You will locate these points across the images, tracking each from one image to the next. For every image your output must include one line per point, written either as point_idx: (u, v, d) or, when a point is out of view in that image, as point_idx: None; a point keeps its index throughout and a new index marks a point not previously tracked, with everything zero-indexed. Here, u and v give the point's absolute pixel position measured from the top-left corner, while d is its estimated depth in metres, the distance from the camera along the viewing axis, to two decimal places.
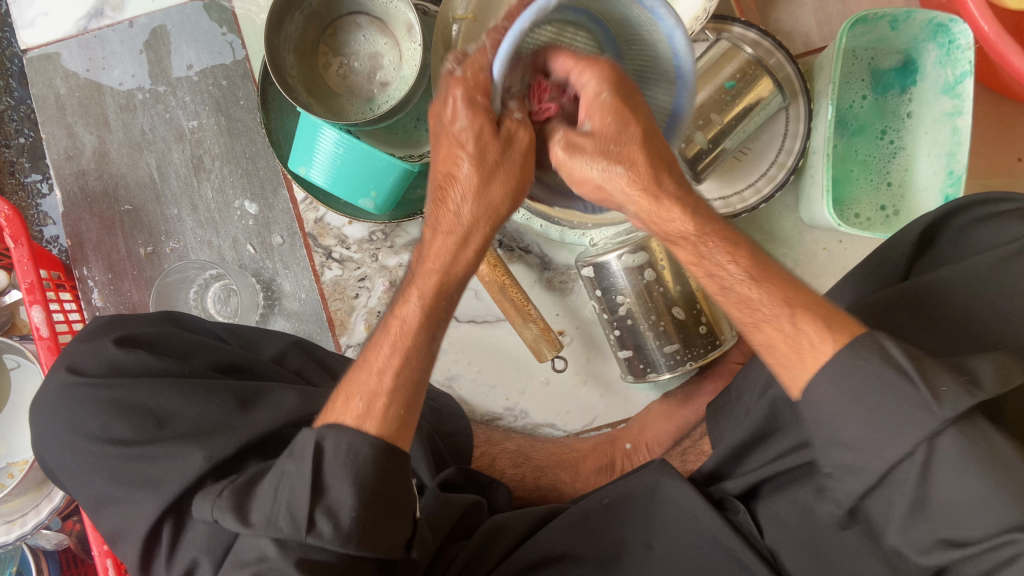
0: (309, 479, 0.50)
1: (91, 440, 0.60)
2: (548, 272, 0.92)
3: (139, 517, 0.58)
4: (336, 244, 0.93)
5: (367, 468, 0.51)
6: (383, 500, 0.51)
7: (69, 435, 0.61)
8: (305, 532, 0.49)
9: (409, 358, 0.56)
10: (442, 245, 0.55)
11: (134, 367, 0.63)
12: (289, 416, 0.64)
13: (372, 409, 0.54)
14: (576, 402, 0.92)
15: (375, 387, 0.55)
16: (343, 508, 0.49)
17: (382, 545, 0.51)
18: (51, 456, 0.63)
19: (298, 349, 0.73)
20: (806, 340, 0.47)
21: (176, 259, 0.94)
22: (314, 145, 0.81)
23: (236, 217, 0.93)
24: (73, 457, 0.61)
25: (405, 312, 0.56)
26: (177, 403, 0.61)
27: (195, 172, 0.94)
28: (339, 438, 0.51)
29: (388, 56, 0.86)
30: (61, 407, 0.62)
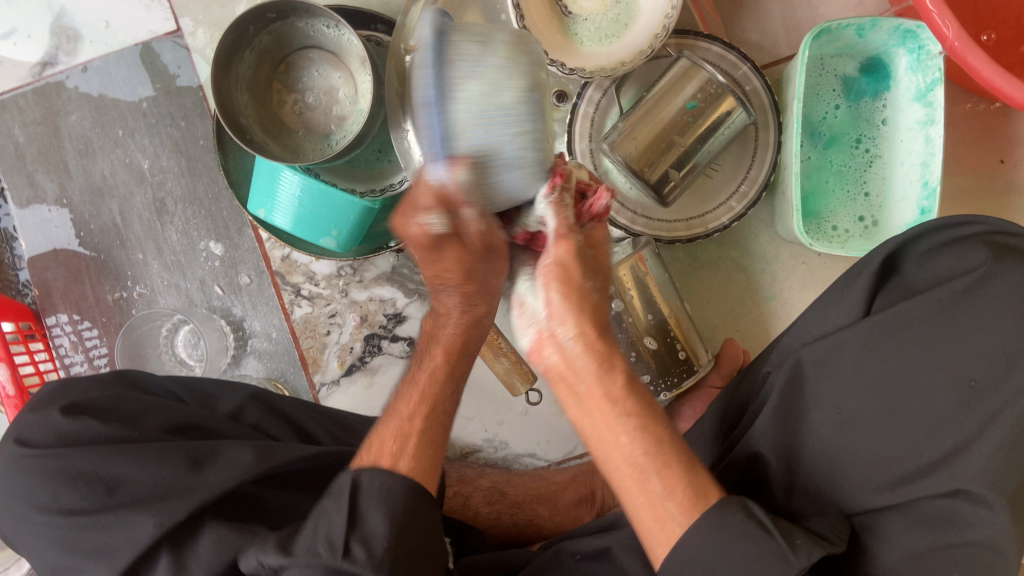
0: (346, 512, 0.51)
1: (42, 512, 0.58)
2: None
3: None
4: (305, 281, 0.91)
5: (400, 492, 0.53)
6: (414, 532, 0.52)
7: (19, 506, 0.60)
8: (340, 556, 0.49)
9: (432, 415, 0.59)
10: (435, 368, 0.61)
11: (81, 435, 0.61)
12: (244, 473, 0.61)
13: (404, 449, 0.56)
14: (557, 432, 0.90)
15: (406, 429, 0.57)
16: (379, 533, 0.50)
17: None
18: (10, 533, 0.61)
19: (257, 401, 0.71)
20: (672, 496, 0.48)
21: (144, 304, 0.93)
22: (272, 188, 0.79)
23: (202, 258, 0.92)
24: (26, 528, 0.60)
25: (406, 408, 0.59)
26: (127, 469, 0.59)
27: (158, 215, 0.92)
28: (375, 473, 0.53)
29: (344, 90, 0.84)
30: (11, 482, 0.60)
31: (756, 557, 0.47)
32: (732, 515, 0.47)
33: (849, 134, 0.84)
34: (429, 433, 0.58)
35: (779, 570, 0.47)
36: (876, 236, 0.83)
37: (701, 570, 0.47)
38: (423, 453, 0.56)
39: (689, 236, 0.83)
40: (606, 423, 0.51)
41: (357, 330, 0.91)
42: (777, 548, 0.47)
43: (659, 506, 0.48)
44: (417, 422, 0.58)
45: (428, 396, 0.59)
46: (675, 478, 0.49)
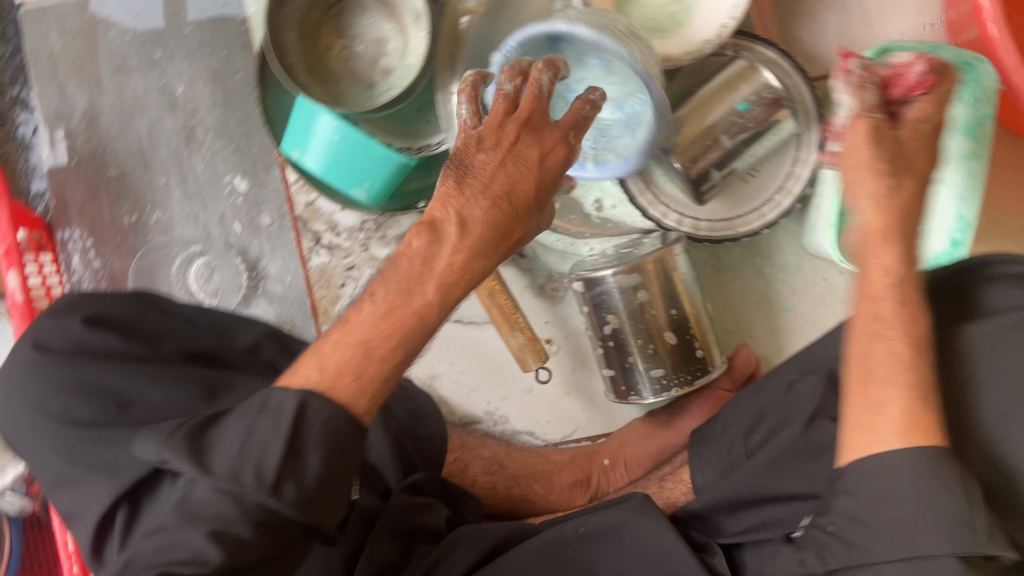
0: (282, 437, 0.44)
1: (50, 420, 0.57)
2: (542, 279, 0.91)
3: (93, 502, 0.52)
4: (326, 230, 0.90)
5: (344, 428, 0.46)
6: (336, 472, 0.46)
7: (27, 413, 0.58)
8: (269, 491, 0.43)
9: (402, 339, 0.48)
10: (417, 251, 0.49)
11: (100, 350, 0.60)
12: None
13: (337, 376, 0.47)
14: (558, 413, 0.91)
15: (354, 345, 0.47)
16: (311, 473, 0.44)
17: (325, 521, 0.46)
18: (14, 439, 0.60)
19: (274, 340, 0.71)
20: (881, 415, 0.48)
21: (160, 231, 0.91)
22: (308, 131, 0.78)
23: (225, 193, 0.91)
24: (28, 437, 0.58)
25: (364, 312, 0.48)
26: (143, 387, 0.59)
27: (186, 143, 0.91)
28: (324, 403, 0.46)
29: (394, 43, 0.84)
30: (22, 386, 0.59)
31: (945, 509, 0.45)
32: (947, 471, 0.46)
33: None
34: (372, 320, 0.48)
35: (959, 538, 0.45)
36: None
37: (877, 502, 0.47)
38: (365, 399, 0.47)
39: (718, 237, 0.83)
40: (882, 345, 0.51)
41: None
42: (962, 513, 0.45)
43: (878, 415, 0.49)
44: (372, 349, 0.47)
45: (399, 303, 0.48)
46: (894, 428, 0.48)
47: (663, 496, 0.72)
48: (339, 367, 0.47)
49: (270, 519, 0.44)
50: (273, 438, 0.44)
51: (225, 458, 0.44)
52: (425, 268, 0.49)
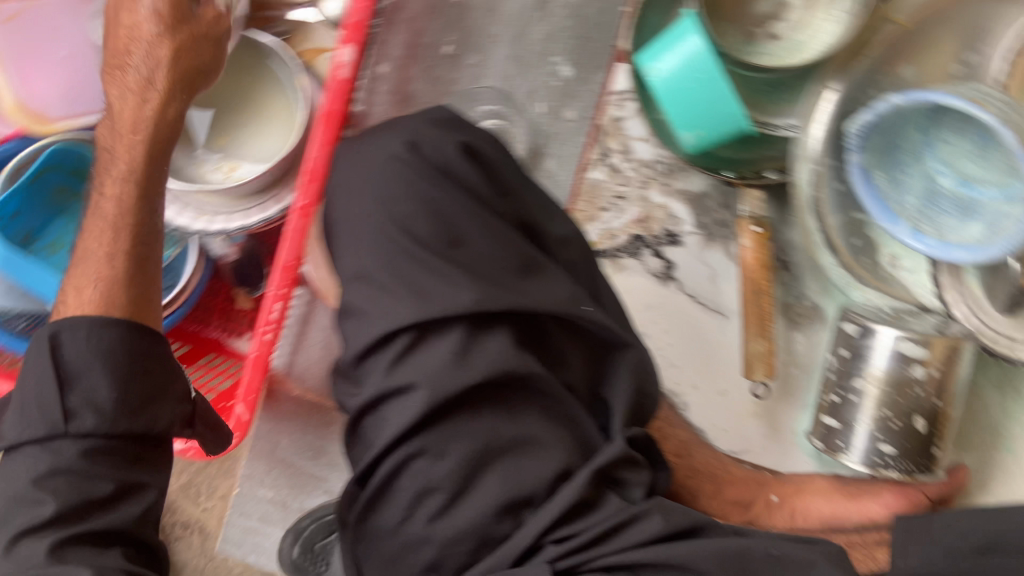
0: (54, 374, 0.58)
1: (389, 219, 0.58)
2: (792, 299, 0.88)
3: (392, 316, 0.56)
4: (619, 151, 0.89)
5: (118, 348, 0.61)
6: (140, 385, 0.61)
7: (370, 201, 0.59)
8: (65, 425, 0.58)
9: (124, 216, 0.67)
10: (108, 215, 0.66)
11: (454, 169, 0.58)
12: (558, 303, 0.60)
13: (113, 261, 0.65)
14: (738, 426, 0.89)
15: (109, 217, 0.66)
16: (86, 426, 0.58)
17: (155, 426, 0.62)
18: (330, 202, 0.62)
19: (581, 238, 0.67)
20: None
21: (471, 76, 0.89)
22: (677, 44, 0.77)
23: (547, 71, 0.89)
24: (360, 223, 0.59)
25: (114, 186, 0.67)
26: (477, 233, 0.59)
27: (537, 7, 0.89)
28: (72, 335, 0.60)
29: (794, 15, 0.80)
30: (376, 171, 0.60)
31: None
32: None
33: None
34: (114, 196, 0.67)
35: None
36: None
37: None
38: (88, 289, 0.64)
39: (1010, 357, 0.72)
40: None
41: (632, 225, 0.90)
42: None
43: None
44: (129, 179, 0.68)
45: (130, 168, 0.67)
46: None
47: None
48: (92, 290, 0.63)
49: (98, 444, 0.59)
50: (119, 356, 0.61)
51: (96, 389, 0.59)
52: (120, 125, 0.68)
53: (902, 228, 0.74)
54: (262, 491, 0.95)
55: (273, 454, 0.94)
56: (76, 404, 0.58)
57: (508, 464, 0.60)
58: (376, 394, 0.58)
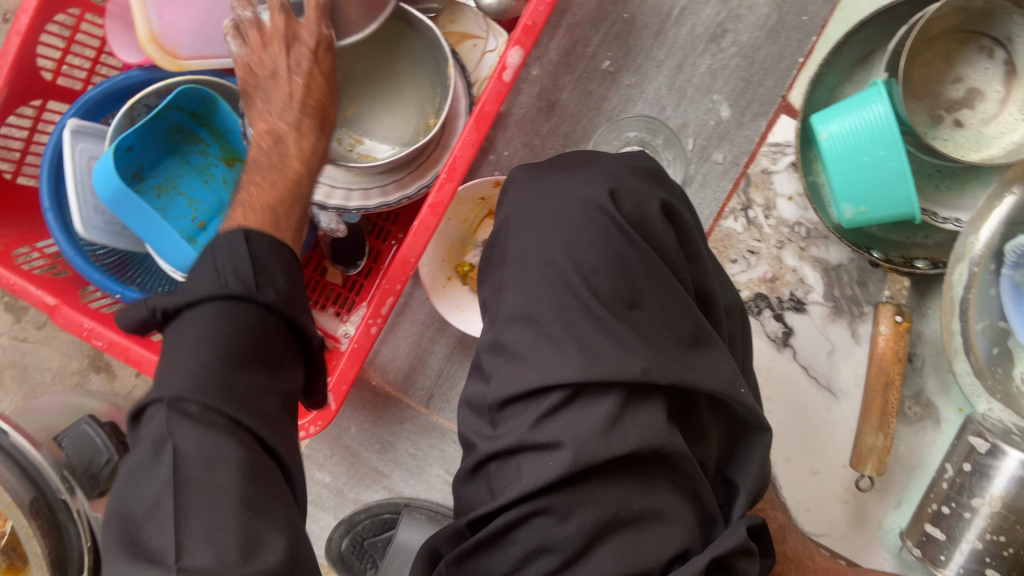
0: (247, 255, 0.48)
1: (568, 260, 0.55)
2: (908, 393, 0.83)
3: (556, 369, 0.52)
4: (761, 205, 0.85)
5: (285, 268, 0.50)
6: (299, 283, 0.51)
7: (550, 235, 0.56)
8: (250, 288, 0.47)
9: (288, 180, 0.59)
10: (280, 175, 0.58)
11: (641, 228, 0.56)
12: (726, 386, 0.55)
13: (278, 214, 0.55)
14: (823, 509, 0.85)
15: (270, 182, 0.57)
16: (273, 289, 0.48)
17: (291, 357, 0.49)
18: (504, 230, 0.59)
19: (740, 314, 0.63)
20: None
21: (624, 97, 0.84)
22: (858, 111, 0.73)
23: (705, 107, 0.84)
24: (535, 254, 0.56)
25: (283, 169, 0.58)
26: (656, 295, 0.55)
27: (708, 39, 0.84)
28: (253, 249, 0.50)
29: (985, 106, 0.76)
30: (563, 205, 0.57)
31: None
32: None
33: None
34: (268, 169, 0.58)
35: None
36: None
37: None
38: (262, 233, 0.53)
39: None
40: None
41: (758, 282, 0.85)
42: None
43: None
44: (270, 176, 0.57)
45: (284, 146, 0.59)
46: None
47: None
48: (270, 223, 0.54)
49: (255, 318, 0.47)
50: (280, 269, 0.50)
51: (278, 276, 0.49)
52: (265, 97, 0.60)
53: None
54: (317, 476, 0.92)
55: (337, 441, 0.91)
56: (263, 279, 0.48)
57: (641, 544, 0.56)
58: (512, 444, 0.54)
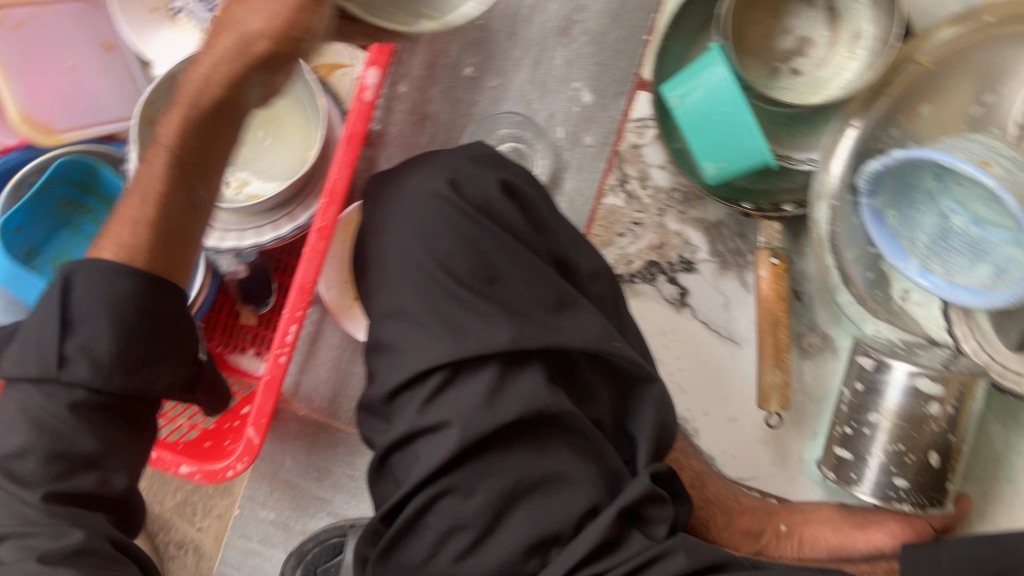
0: (57, 317, 0.51)
1: (425, 254, 0.58)
2: (804, 328, 0.88)
3: (425, 354, 0.56)
4: (636, 178, 0.89)
5: (125, 296, 0.52)
6: (145, 337, 0.53)
7: (406, 234, 0.60)
8: (55, 367, 0.50)
9: (166, 196, 0.55)
10: (154, 175, 0.54)
11: (489, 211, 0.60)
12: (595, 340, 0.58)
13: (130, 238, 0.54)
14: (747, 455, 0.90)
15: (134, 217, 0.54)
16: (101, 352, 0.51)
17: (148, 381, 0.53)
18: (368, 236, 0.62)
19: (609, 278, 0.68)
20: None
21: (491, 99, 0.89)
22: (695, 75, 0.78)
23: (566, 96, 0.89)
24: (394, 258, 0.60)
25: (154, 161, 0.55)
26: (516, 270, 0.59)
27: (558, 31, 0.88)
28: (87, 278, 0.52)
29: (817, 51, 0.81)
30: (415, 204, 0.60)
31: None
32: None
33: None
34: (156, 186, 0.54)
35: None
36: None
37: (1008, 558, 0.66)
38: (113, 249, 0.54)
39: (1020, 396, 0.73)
40: None
41: (647, 251, 0.89)
42: None
43: None
44: (137, 214, 0.54)
45: (188, 157, 0.54)
46: None
47: None
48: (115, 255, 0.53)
49: (88, 399, 0.51)
50: (127, 310, 0.52)
51: (97, 343, 0.51)
52: (144, 173, 0.55)
53: (912, 266, 0.76)
54: (263, 512, 0.94)
55: (276, 475, 0.94)
56: (75, 352, 0.51)
57: (541, 509, 0.59)
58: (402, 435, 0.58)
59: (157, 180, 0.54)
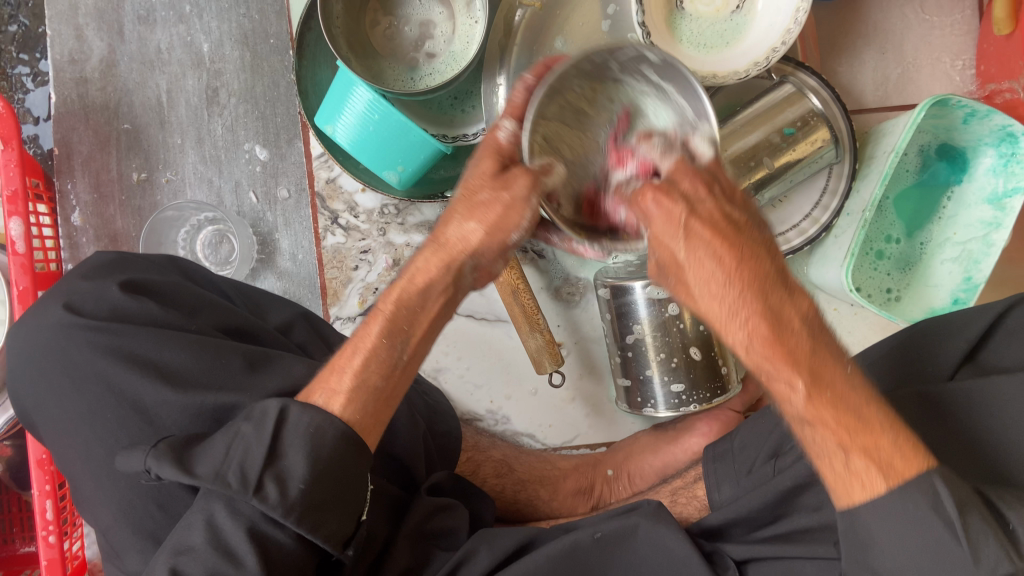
0: (266, 443, 0.49)
1: (90, 384, 0.56)
2: (558, 281, 0.89)
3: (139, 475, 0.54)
4: (344, 210, 0.88)
5: (323, 444, 0.50)
6: (335, 480, 0.50)
7: (62, 377, 0.57)
8: (251, 491, 0.48)
9: (396, 343, 0.55)
10: (375, 340, 0.55)
11: (135, 314, 0.58)
12: (298, 382, 0.58)
13: (343, 391, 0.53)
14: (560, 417, 0.90)
15: (335, 382, 0.54)
16: (294, 474, 0.49)
17: (321, 529, 0.49)
18: (31, 405, 0.59)
19: (306, 322, 0.69)
20: (886, 456, 0.45)
21: (171, 192, 0.88)
22: (344, 101, 0.76)
23: (243, 159, 0.88)
24: (62, 402, 0.57)
25: (371, 327, 0.55)
26: (183, 356, 0.56)
27: (207, 104, 0.88)
28: (302, 410, 0.51)
29: (441, 27, 0.81)
30: (53, 349, 0.57)
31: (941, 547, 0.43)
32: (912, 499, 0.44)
33: (889, 242, 0.88)
34: (380, 365, 0.54)
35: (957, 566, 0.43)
36: (895, 309, 0.87)
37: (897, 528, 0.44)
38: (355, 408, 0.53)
39: None
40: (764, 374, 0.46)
41: (386, 273, 0.88)
42: (952, 545, 0.43)
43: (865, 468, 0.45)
44: (373, 383, 0.54)
45: (401, 325, 0.55)
46: (872, 454, 0.45)
47: (675, 510, 0.73)
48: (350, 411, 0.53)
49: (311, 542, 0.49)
50: (324, 453, 0.50)
51: (291, 469, 0.49)
52: (360, 340, 0.55)
53: None
54: None
55: None
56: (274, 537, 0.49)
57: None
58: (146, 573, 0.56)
59: (384, 362, 0.55)
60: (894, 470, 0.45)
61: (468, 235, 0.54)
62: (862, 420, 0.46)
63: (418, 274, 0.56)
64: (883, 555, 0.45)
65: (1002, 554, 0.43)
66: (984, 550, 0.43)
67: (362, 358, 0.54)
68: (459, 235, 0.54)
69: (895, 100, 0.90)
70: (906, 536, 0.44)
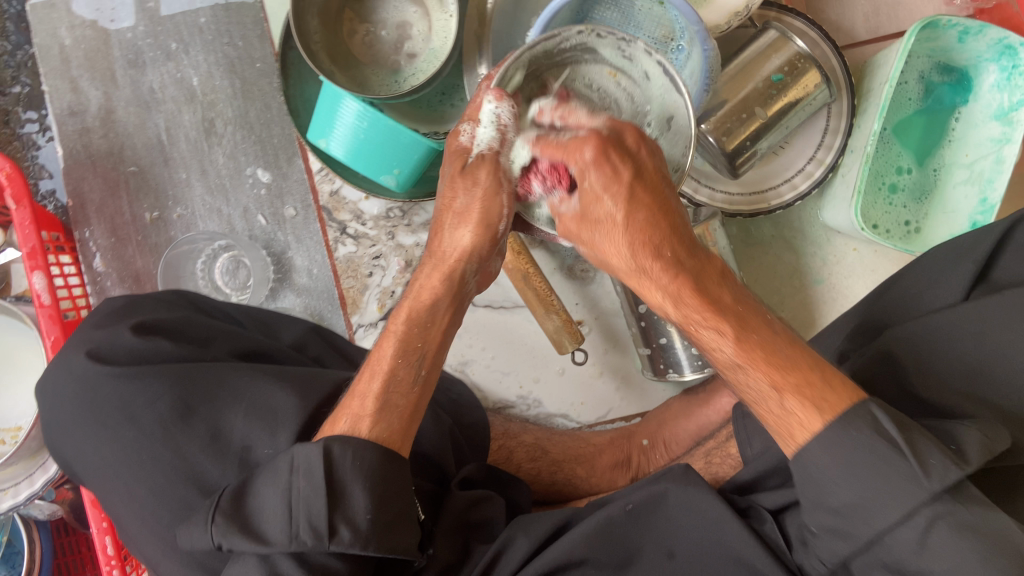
0: (323, 490, 0.48)
1: (116, 429, 0.58)
2: (570, 260, 0.89)
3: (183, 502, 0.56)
4: (351, 219, 0.88)
5: (373, 469, 0.50)
6: (389, 496, 0.50)
7: (92, 424, 0.59)
8: (327, 540, 0.47)
9: (409, 359, 0.57)
10: (394, 366, 0.57)
11: (153, 354, 0.60)
12: (316, 396, 0.59)
13: (357, 428, 0.53)
14: (591, 394, 0.90)
15: (358, 410, 0.54)
16: (360, 512, 0.48)
17: (397, 546, 0.50)
18: (70, 455, 0.61)
19: (318, 336, 0.72)
20: (795, 418, 0.48)
21: (184, 227, 0.90)
22: (334, 115, 0.75)
23: (247, 184, 0.89)
24: (94, 450, 0.59)
25: (385, 346, 0.58)
26: (205, 386, 0.58)
27: (205, 136, 0.90)
28: (344, 447, 0.50)
29: (417, 27, 0.82)
30: (81, 397, 0.60)
31: (876, 471, 0.44)
32: (853, 427, 0.45)
33: (901, 174, 0.86)
34: (403, 382, 0.56)
35: (908, 494, 0.43)
36: (914, 243, 0.85)
37: (824, 483, 0.46)
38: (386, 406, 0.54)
39: (751, 211, 0.83)
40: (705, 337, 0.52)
41: (400, 275, 0.88)
42: (904, 469, 0.43)
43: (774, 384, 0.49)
44: (397, 402, 0.55)
45: (415, 340, 0.58)
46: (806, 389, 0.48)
47: (711, 471, 0.74)
48: (385, 428, 0.54)
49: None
50: (375, 471, 0.50)
51: (356, 509, 0.48)
52: (380, 367, 0.57)
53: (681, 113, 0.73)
54: None
55: None
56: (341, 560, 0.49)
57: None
58: None
59: (404, 382, 0.56)
60: (837, 396, 0.47)
61: (459, 242, 0.59)
62: (766, 325, 0.51)
63: (424, 291, 0.60)
64: (823, 506, 0.46)
65: (947, 461, 0.43)
66: (931, 462, 0.43)
67: (380, 389, 0.55)
68: (456, 246, 0.59)
69: (889, 29, 0.87)
70: (848, 480, 0.45)
